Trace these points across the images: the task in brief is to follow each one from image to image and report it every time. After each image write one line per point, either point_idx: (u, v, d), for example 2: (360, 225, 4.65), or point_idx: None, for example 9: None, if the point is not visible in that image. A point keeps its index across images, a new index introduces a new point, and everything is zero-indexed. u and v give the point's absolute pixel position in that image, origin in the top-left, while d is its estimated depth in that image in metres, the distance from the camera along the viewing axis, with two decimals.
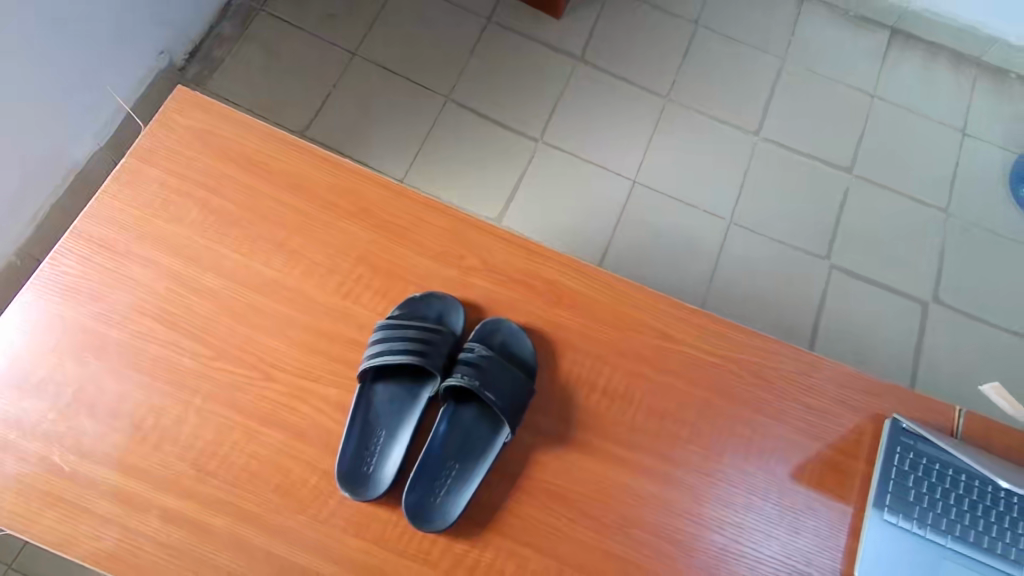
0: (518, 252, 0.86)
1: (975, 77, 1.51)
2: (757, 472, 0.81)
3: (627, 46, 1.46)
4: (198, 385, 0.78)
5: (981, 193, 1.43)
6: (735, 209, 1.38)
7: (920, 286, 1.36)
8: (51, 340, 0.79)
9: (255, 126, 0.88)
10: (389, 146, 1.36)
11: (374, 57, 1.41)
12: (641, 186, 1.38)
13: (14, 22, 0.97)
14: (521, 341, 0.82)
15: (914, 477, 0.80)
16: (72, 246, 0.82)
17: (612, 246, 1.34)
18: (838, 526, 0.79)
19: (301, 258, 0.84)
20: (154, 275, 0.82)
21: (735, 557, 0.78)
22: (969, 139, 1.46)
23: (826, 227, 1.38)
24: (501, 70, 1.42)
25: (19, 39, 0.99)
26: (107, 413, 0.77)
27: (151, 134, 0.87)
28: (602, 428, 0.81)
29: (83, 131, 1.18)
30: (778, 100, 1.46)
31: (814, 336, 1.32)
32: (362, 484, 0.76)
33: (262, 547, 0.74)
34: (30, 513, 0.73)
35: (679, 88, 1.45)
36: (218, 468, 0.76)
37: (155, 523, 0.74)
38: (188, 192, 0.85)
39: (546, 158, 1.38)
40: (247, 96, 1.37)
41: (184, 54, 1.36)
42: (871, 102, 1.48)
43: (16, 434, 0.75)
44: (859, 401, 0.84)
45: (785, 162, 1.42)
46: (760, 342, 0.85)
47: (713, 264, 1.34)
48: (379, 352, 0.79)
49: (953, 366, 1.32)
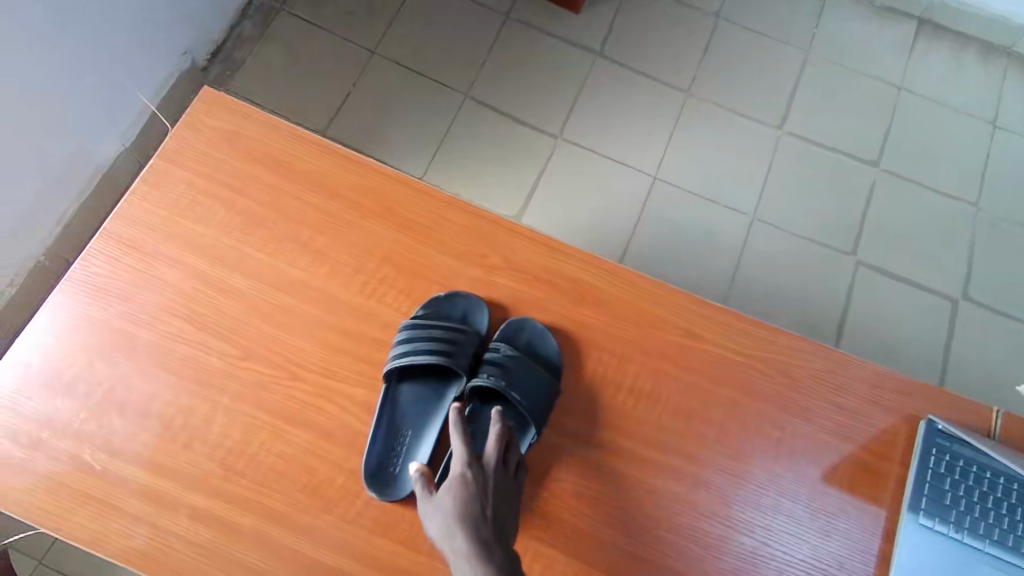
0: (542, 251, 0.86)
1: (1006, 67, 1.48)
2: (787, 474, 0.80)
3: (647, 41, 1.45)
4: (225, 385, 0.79)
5: (1012, 187, 1.40)
6: (757, 204, 1.36)
7: (949, 283, 1.33)
8: (80, 340, 0.80)
9: (279, 126, 0.88)
10: (409, 145, 1.36)
11: (393, 55, 1.41)
12: (661, 182, 1.36)
13: (13, 18, 0.94)
14: (546, 340, 0.82)
15: (950, 480, 0.78)
16: (102, 246, 0.83)
17: (632, 243, 1.33)
18: (870, 529, 0.78)
19: (326, 258, 0.84)
20: (181, 275, 0.83)
21: (766, 560, 0.77)
22: (999, 131, 1.43)
23: (852, 222, 1.36)
24: (520, 66, 1.42)
25: (20, 34, 0.96)
26: (136, 412, 0.78)
27: (177, 135, 0.87)
28: (629, 429, 0.80)
29: (107, 133, 1.19)
30: (802, 93, 1.44)
31: (840, 332, 1.30)
32: (389, 484, 0.76)
33: (289, 547, 0.74)
34: (62, 510, 0.74)
35: (700, 83, 1.43)
36: (246, 467, 0.76)
37: (185, 522, 0.74)
38: (213, 193, 0.85)
39: (565, 155, 1.37)
40: (267, 97, 1.37)
41: (206, 55, 1.36)
42: (898, 94, 1.45)
43: (48, 433, 0.76)
44: (892, 401, 0.82)
45: (808, 156, 1.40)
46: (788, 341, 0.84)
47: (735, 260, 1.33)
48: (404, 352, 0.79)
49: (982, 364, 1.29)
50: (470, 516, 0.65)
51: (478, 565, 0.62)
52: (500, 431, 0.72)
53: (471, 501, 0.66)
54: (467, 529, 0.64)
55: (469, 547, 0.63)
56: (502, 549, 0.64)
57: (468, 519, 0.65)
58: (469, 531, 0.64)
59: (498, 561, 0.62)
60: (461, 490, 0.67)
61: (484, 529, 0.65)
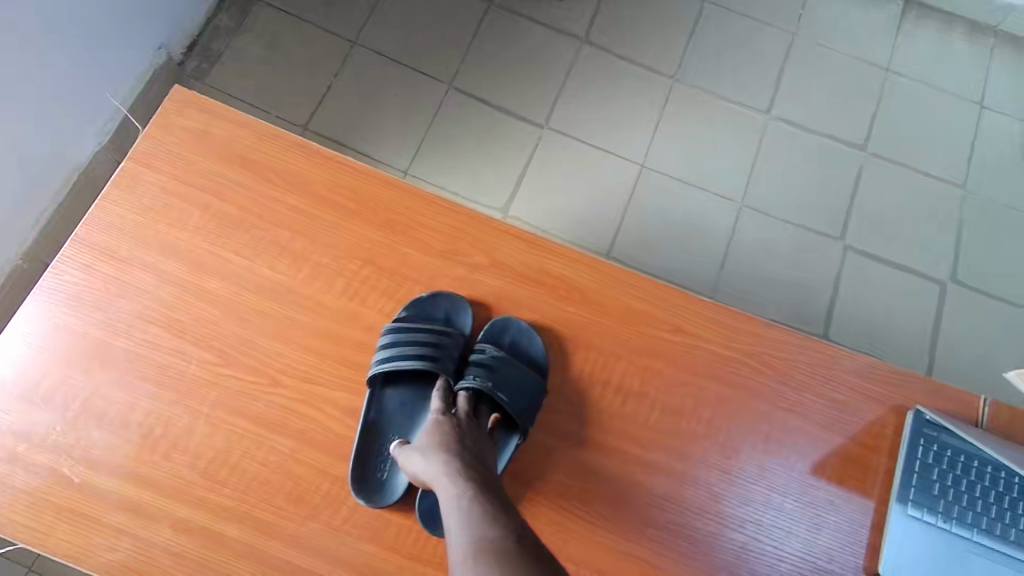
0: (526, 248, 0.84)
1: (993, 47, 1.46)
2: (777, 467, 0.80)
3: (633, 27, 1.43)
4: (206, 393, 0.77)
5: (999, 169, 1.39)
6: (745, 191, 1.35)
7: (938, 267, 1.33)
8: (56, 350, 0.78)
9: (254, 124, 0.86)
10: (392, 137, 1.34)
11: (375, 45, 1.38)
12: (649, 170, 1.34)
13: None
14: (531, 340, 0.81)
15: (938, 470, 0.78)
16: (75, 254, 0.81)
17: (621, 234, 1.31)
18: (860, 521, 0.78)
19: (306, 261, 0.82)
20: (158, 281, 0.81)
21: (756, 555, 0.77)
22: (986, 111, 1.42)
23: (840, 208, 1.35)
24: (505, 55, 1.39)
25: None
26: (114, 423, 0.76)
27: (149, 137, 0.85)
28: (617, 426, 0.79)
29: (85, 132, 1.16)
30: (789, 77, 1.42)
31: (829, 320, 1.29)
32: (377, 491, 0.75)
33: (275, 555, 0.73)
34: (41, 526, 0.73)
35: (686, 69, 1.41)
36: (229, 477, 0.75)
37: (168, 534, 0.73)
38: (188, 197, 0.83)
39: (552, 144, 1.35)
40: (247, 90, 1.34)
41: (182, 48, 1.33)
42: (886, 76, 1.43)
43: (25, 447, 0.75)
44: (882, 393, 0.82)
45: (795, 141, 1.38)
46: (777, 334, 0.84)
47: (725, 249, 1.31)
48: (388, 357, 0.77)
49: (971, 349, 1.28)
50: (448, 445, 0.69)
51: (458, 480, 0.65)
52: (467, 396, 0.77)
53: (448, 436, 0.70)
54: (446, 453, 0.68)
55: (448, 467, 0.66)
56: (479, 470, 0.67)
57: (447, 447, 0.69)
58: (447, 456, 0.67)
59: (476, 477, 0.65)
60: (438, 429, 0.71)
61: (463, 453, 0.68)
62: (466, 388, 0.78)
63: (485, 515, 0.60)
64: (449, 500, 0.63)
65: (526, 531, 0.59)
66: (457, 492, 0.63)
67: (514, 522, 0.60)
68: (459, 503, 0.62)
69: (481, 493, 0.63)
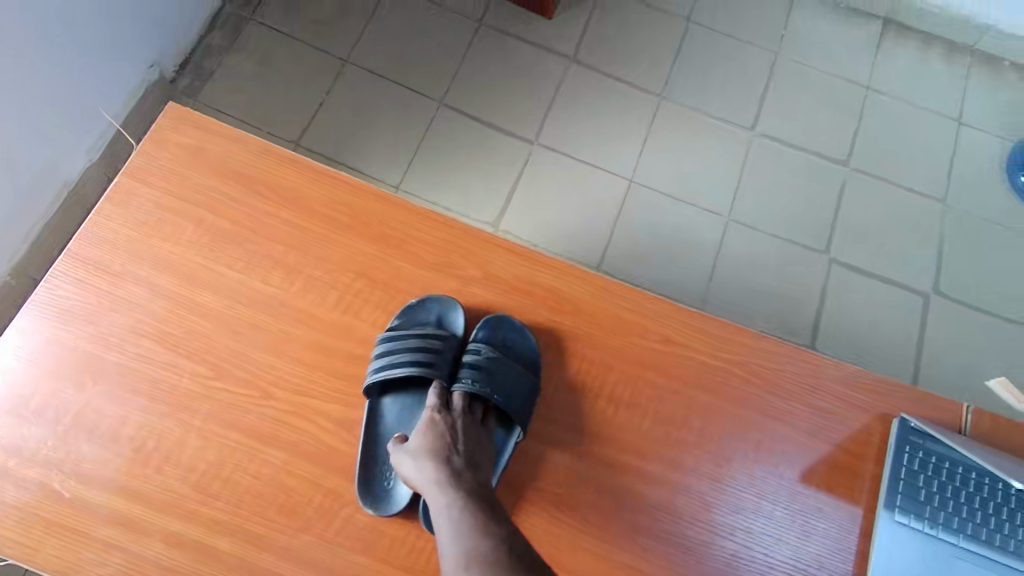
0: (517, 261, 0.86)
1: (970, 65, 1.50)
2: (767, 475, 0.81)
3: (620, 46, 1.46)
4: (198, 406, 0.78)
5: (978, 184, 1.42)
6: (731, 205, 1.37)
7: (921, 279, 1.35)
8: (47, 364, 0.78)
9: (248, 140, 0.87)
10: (383, 153, 1.35)
11: (366, 63, 1.40)
12: (637, 185, 1.37)
13: None
14: (524, 338, 0.82)
15: (924, 477, 0.79)
16: (67, 268, 0.81)
17: (610, 247, 1.33)
18: (849, 528, 0.79)
19: (299, 274, 0.83)
20: (151, 295, 0.81)
21: (747, 562, 0.78)
22: (964, 128, 1.46)
23: (824, 221, 1.38)
24: (495, 73, 1.41)
25: None
26: (105, 437, 0.76)
27: (143, 152, 0.86)
28: (609, 435, 0.80)
29: (77, 147, 1.17)
30: (773, 95, 1.45)
31: (815, 331, 1.31)
32: (382, 499, 0.75)
33: (267, 568, 0.73)
34: (30, 541, 0.72)
35: (672, 87, 1.44)
36: (221, 490, 0.75)
37: (159, 548, 0.73)
38: (181, 211, 0.84)
39: (542, 160, 1.37)
40: (239, 107, 1.35)
41: (175, 66, 1.34)
42: (866, 93, 1.47)
43: (15, 462, 0.74)
44: (868, 401, 0.83)
45: (780, 157, 1.41)
46: (764, 344, 0.85)
47: (712, 263, 1.33)
48: (382, 367, 0.78)
49: (954, 359, 1.31)
50: (440, 451, 0.70)
51: (448, 489, 0.66)
52: (463, 394, 0.78)
53: (439, 439, 0.71)
54: (437, 460, 0.69)
55: (439, 474, 0.67)
56: (470, 477, 0.68)
57: (438, 453, 0.69)
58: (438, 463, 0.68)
59: (466, 485, 0.66)
60: (430, 432, 0.72)
61: (454, 459, 0.69)
62: (462, 389, 0.79)
63: (475, 526, 0.61)
64: (440, 509, 0.64)
65: (516, 540, 0.60)
66: (448, 501, 0.64)
67: (505, 530, 0.61)
68: (451, 512, 0.63)
69: (471, 501, 0.64)
